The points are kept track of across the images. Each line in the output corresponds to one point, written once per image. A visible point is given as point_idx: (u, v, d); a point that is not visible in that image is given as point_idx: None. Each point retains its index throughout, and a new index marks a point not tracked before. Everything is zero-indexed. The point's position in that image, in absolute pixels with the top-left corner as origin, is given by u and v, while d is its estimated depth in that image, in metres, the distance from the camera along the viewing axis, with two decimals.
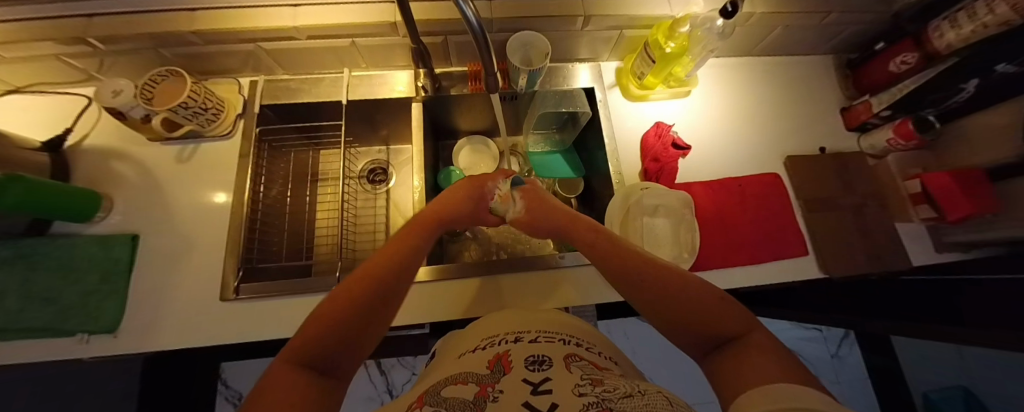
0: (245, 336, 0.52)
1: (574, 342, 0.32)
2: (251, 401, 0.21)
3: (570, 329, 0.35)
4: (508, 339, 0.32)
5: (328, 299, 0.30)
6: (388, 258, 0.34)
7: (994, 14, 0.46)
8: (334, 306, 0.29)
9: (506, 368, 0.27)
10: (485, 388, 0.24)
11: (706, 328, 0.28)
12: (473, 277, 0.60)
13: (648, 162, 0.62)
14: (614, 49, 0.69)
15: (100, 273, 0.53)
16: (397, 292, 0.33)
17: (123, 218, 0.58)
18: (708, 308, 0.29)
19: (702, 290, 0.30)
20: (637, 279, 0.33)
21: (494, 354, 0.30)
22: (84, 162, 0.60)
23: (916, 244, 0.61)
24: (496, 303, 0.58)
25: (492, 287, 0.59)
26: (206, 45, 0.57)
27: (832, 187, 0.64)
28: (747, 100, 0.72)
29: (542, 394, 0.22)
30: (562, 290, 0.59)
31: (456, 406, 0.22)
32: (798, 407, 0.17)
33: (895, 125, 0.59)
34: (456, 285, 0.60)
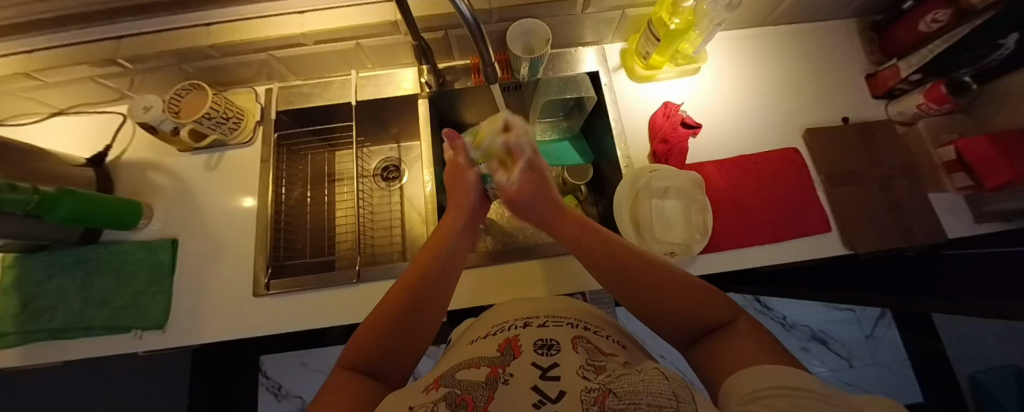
0: (275, 331, 0.56)
1: (582, 325, 0.33)
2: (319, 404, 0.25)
3: (577, 314, 0.36)
4: (517, 324, 0.33)
5: (375, 312, 0.33)
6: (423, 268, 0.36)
7: None
8: (378, 319, 0.32)
9: (515, 352, 0.28)
10: (497, 369, 0.26)
11: (689, 321, 0.29)
12: (487, 266, 0.62)
13: (657, 144, 0.61)
14: (617, 30, 0.67)
15: (147, 275, 0.59)
16: (432, 300, 0.35)
17: (163, 224, 0.63)
18: (696, 298, 0.29)
19: (691, 284, 0.31)
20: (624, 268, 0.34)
21: (504, 338, 0.31)
22: (125, 174, 0.65)
23: (954, 217, 0.57)
24: (511, 291, 0.60)
25: (511, 275, 0.61)
26: (223, 57, 0.60)
27: (856, 158, 0.61)
28: (762, 73, 0.69)
29: (551, 379, 0.23)
30: (575, 276, 0.60)
31: (469, 388, 0.24)
32: (787, 386, 0.18)
33: (926, 89, 0.55)
34: (471, 274, 0.62)
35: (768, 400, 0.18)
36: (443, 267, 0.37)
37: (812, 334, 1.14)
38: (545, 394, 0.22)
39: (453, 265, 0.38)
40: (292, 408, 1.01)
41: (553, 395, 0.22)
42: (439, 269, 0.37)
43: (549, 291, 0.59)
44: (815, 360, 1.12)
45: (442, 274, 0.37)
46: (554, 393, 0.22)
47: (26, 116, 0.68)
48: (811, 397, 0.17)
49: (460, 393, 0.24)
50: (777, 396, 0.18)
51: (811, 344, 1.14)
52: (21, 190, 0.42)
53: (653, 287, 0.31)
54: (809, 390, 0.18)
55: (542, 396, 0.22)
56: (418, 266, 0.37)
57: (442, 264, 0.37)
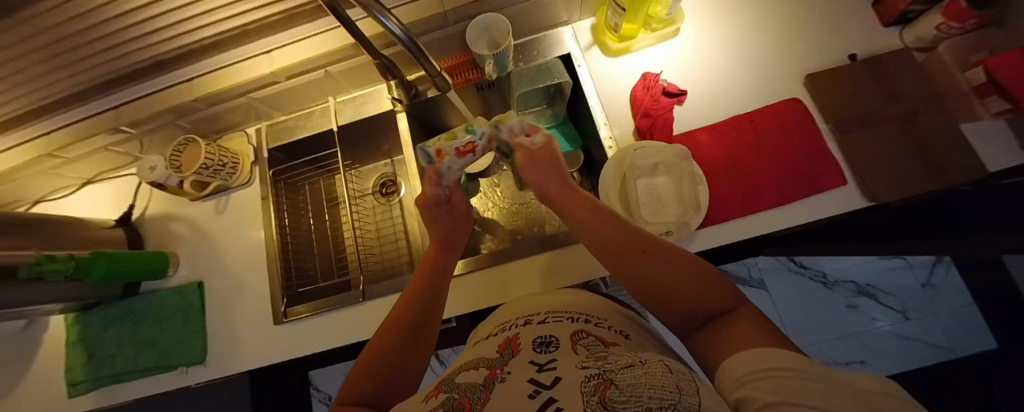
0: (296, 355, 0.59)
1: (583, 319, 0.32)
2: None
3: (581, 307, 0.35)
4: (518, 323, 0.33)
5: (371, 347, 0.34)
6: (412, 302, 0.38)
7: None
8: (371, 355, 0.33)
9: (514, 351, 0.28)
10: (495, 371, 0.26)
11: (692, 307, 0.27)
12: (491, 268, 0.62)
13: (639, 119, 0.58)
14: (584, 5, 0.63)
15: (182, 317, 0.64)
16: (426, 328, 0.37)
17: (188, 269, 0.69)
18: (700, 286, 0.28)
19: (699, 275, 0.28)
20: (621, 248, 0.32)
21: (504, 338, 0.31)
22: (151, 229, 0.71)
23: (990, 146, 0.50)
24: (515, 289, 0.60)
25: (513, 275, 0.61)
26: (210, 108, 0.64)
27: (870, 98, 0.55)
28: (751, 21, 0.63)
29: (548, 371, 0.23)
30: (578, 266, 0.59)
31: (467, 391, 0.24)
32: (784, 366, 0.18)
33: (943, 6, 0.49)
34: (478, 277, 0.63)
35: (757, 383, 0.18)
36: (432, 294, 0.40)
37: (858, 288, 1.06)
38: (540, 384, 0.22)
39: (439, 295, 0.40)
40: None
41: (548, 383, 0.22)
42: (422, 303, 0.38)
43: (550, 285, 0.59)
44: (867, 316, 1.04)
45: (432, 300, 0.39)
46: (550, 382, 0.22)
47: (61, 189, 0.75)
48: (805, 377, 0.17)
49: (458, 396, 0.24)
50: (770, 378, 0.17)
51: (858, 300, 1.05)
52: (59, 258, 0.50)
53: (650, 272, 0.30)
54: (793, 369, 0.17)
55: (537, 386, 0.22)
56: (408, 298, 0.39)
57: (427, 292, 0.40)
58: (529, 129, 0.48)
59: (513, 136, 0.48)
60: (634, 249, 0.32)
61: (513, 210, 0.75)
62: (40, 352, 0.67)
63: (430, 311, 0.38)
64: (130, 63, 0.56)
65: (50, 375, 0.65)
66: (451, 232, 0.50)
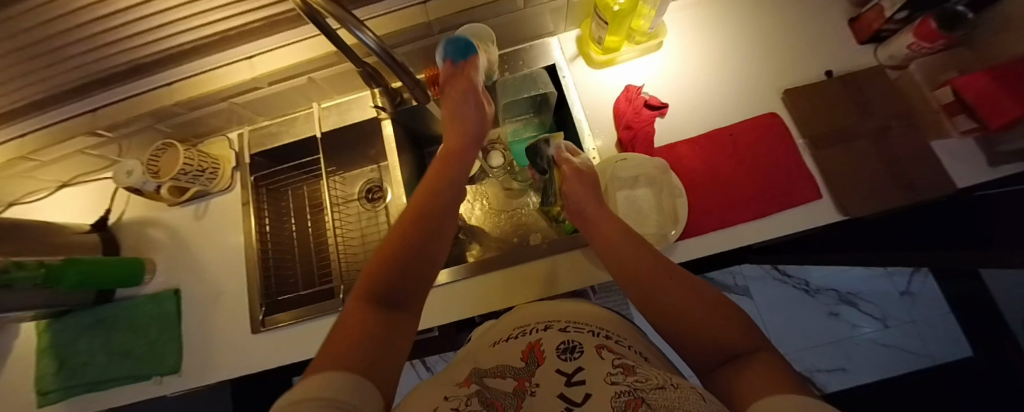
0: (274, 364, 0.58)
1: (604, 334, 0.29)
2: (345, 326, 0.27)
3: (601, 321, 0.32)
4: (540, 327, 0.31)
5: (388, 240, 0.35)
6: (431, 196, 0.39)
7: None
8: (390, 246, 0.34)
9: (539, 360, 0.26)
10: (523, 382, 0.24)
11: (714, 345, 0.27)
12: (479, 276, 0.61)
13: (621, 131, 0.59)
14: (569, 17, 0.63)
15: (157, 325, 0.63)
16: (442, 225, 0.37)
17: (165, 275, 0.67)
18: (720, 323, 0.28)
19: (722, 311, 0.29)
20: (644, 276, 0.35)
21: (527, 343, 0.28)
22: (128, 234, 0.70)
23: (959, 163, 0.52)
24: (502, 299, 0.59)
25: (494, 286, 0.60)
26: (190, 112, 0.63)
27: (845, 115, 0.56)
28: (733, 35, 0.64)
29: (577, 385, 0.22)
30: (563, 275, 0.58)
31: (498, 395, 0.23)
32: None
33: (915, 26, 0.50)
34: (467, 286, 0.61)
35: None
36: (448, 191, 0.41)
37: (839, 296, 1.07)
38: (571, 400, 0.20)
39: (454, 197, 0.41)
40: None
41: (579, 401, 0.20)
42: (429, 211, 0.37)
43: (529, 296, 0.58)
44: (849, 324, 1.06)
45: (448, 205, 0.39)
46: (580, 399, 0.20)
47: (36, 193, 0.73)
48: None
49: (489, 398, 0.23)
50: None
51: (840, 308, 1.07)
52: (28, 266, 0.48)
53: (669, 300, 0.31)
54: None
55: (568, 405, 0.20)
56: (425, 194, 0.39)
57: (446, 192, 0.40)
58: (571, 151, 0.56)
59: (558, 152, 0.56)
60: (654, 274, 0.34)
61: (497, 218, 0.73)
62: (8, 360, 0.65)
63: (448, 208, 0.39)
64: (107, 66, 0.55)
65: (19, 382, 0.63)
66: (470, 125, 0.51)
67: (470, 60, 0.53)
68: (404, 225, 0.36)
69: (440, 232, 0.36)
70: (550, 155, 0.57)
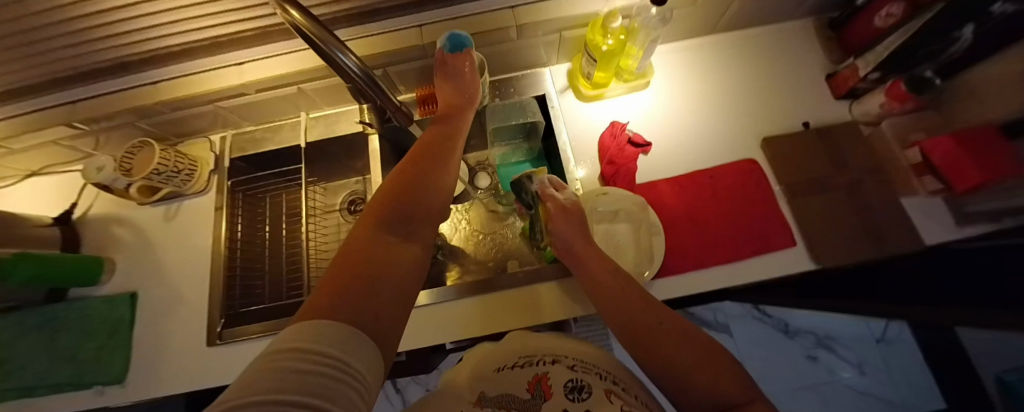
0: (225, 382, 0.55)
1: (610, 378, 0.27)
2: (351, 247, 0.28)
3: (602, 361, 0.30)
4: (547, 359, 0.28)
5: (388, 180, 0.37)
6: (428, 147, 0.43)
7: None
8: (389, 184, 0.36)
9: (545, 395, 0.24)
10: None
11: (711, 390, 0.27)
12: (464, 299, 0.56)
13: (604, 166, 0.60)
14: (561, 50, 0.65)
15: (108, 330, 0.59)
16: (436, 168, 0.40)
17: (124, 276, 0.64)
18: (713, 370, 0.28)
19: (716, 356, 0.30)
20: (633, 310, 0.35)
21: (533, 374, 0.27)
22: (92, 230, 0.67)
23: (930, 220, 0.53)
24: (488, 326, 0.54)
25: (481, 313, 0.55)
26: (173, 112, 0.62)
27: (819, 166, 0.58)
28: (717, 82, 0.66)
29: None
30: (546, 306, 0.54)
31: None
32: None
33: (888, 88, 0.53)
34: (451, 309, 0.56)
35: None
36: (442, 144, 0.44)
37: (818, 340, 1.07)
38: None
39: (447, 148, 0.44)
40: None
41: None
42: (418, 177, 0.37)
43: (515, 325, 0.54)
44: (828, 369, 1.05)
45: (439, 153, 0.42)
46: None
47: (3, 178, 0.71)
48: None
49: None
50: None
51: (818, 352, 1.06)
52: None
53: (661, 339, 0.32)
54: None
55: None
56: (422, 146, 0.43)
57: (441, 147, 0.44)
58: (559, 187, 0.54)
59: (542, 188, 0.54)
60: (642, 305, 0.36)
61: (478, 239, 0.72)
62: None
63: (444, 155, 0.43)
64: (91, 61, 0.54)
65: None
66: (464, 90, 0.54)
67: (461, 55, 0.54)
68: (393, 187, 0.35)
69: (430, 196, 0.36)
70: (534, 190, 0.54)
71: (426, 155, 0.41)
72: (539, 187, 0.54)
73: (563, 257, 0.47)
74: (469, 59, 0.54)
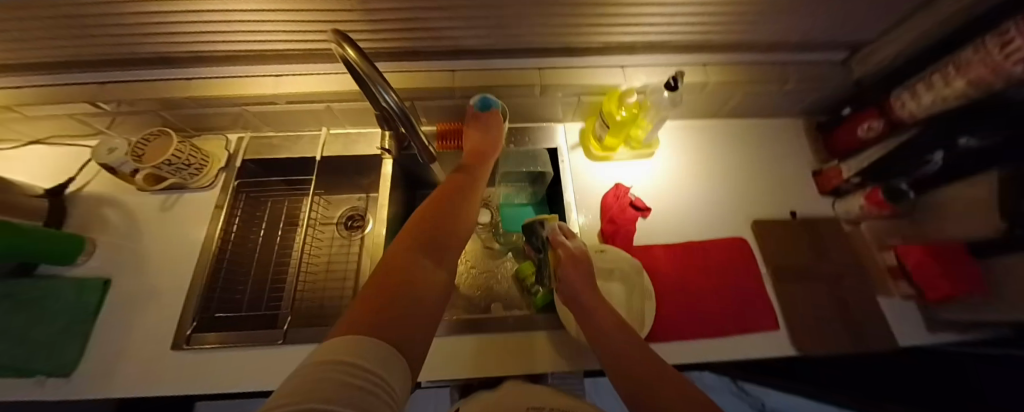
0: (172, 393, 0.49)
1: None
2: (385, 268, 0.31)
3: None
4: None
5: (420, 211, 0.40)
6: (457, 186, 0.47)
7: (952, 88, 0.47)
8: (423, 217, 0.39)
9: None
10: None
11: None
12: (492, 334, 0.55)
13: (605, 224, 0.62)
14: (577, 111, 0.70)
15: (69, 315, 0.54)
16: (461, 208, 0.43)
17: (101, 261, 0.61)
18: None
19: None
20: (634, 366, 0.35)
21: None
22: (81, 208, 0.65)
23: (903, 322, 0.55)
24: (513, 365, 0.52)
25: (505, 352, 0.53)
26: (199, 108, 0.64)
27: (805, 255, 0.61)
28: (715, 162, 0.72)
29: None
30: (548, 355, 0.53)
31: None
32: None
33: (866, 192, 0.59)
34: (475, 344, 0.54)
35: None
36: (467, 186, 0.48)
37: None
38: None
39: (472, 188, 0.48)
40: None
41: None
42: (447, 211, 0.41)
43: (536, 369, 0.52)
44: None
45: (466, 195, 0.46)
46: None
47: (8, 142, 0.71)
48: None
49: None
50: None
51: None
52: None
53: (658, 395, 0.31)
54: None
55: None
56: (451, 185, 0.47)
57: (466, 187, 0.48)
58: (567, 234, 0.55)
59: (553, 234, 0.54)
60: (641, 361, 0.35)
61: (470, 272, 0.70)
62: None
63: (469, 195, 0.46)
64: (136, 52, 0.57)
65: None
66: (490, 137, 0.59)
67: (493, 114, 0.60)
68: (423, 222, 0.38)
69: (454, 231, 0.39)
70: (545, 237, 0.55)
71: (454, 193, 0.45)
72: (551, 234, 0.55)
73: (567, 302, 0.46)
74: (499, 119, 0.61)
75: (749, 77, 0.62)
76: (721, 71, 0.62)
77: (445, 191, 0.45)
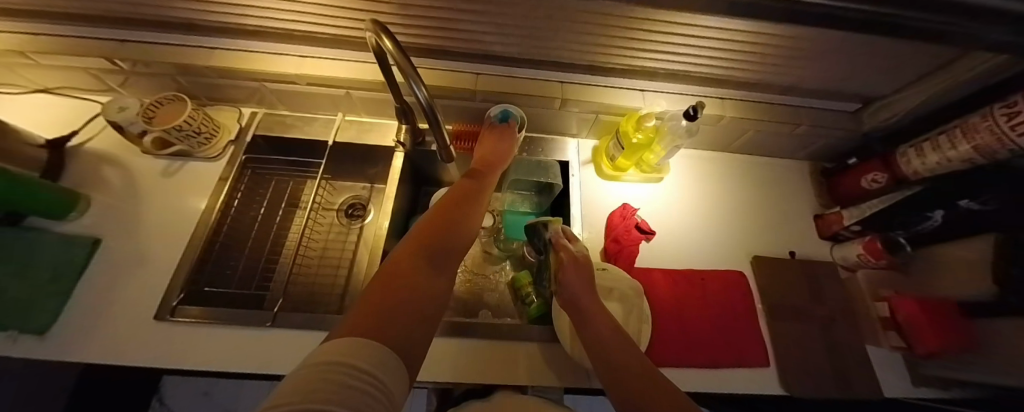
0: (147, 365, 0.47)
1: None
2: (384, 276, 0.30)
3: None
4: None
5: (427, 218, 0.40)
6: (464, 194, 0.46)
7: (957, 150, 0.49)
8: (431, 223, 0.39)
9: None
10: None
11: None
12: (488, 341, 0.54)
13: (609, 242, 0.62)
14: (592, 128, 0.71)
15: (50, 272, 0.52)
16: (466, 215, 0.43)
17: (93, 220, 0.60)
18: None
19: None
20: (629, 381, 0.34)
21: None
22: (81, 163, 0.64)
23: (889, 373, 0.57)
24: (507, 375, 0.51)
25: (500, 361, 0.52)
26: (218, 79, 0.63)
27: (802, 296, 0.62)
28: (721, 194, 0.73)
29: None
30: (540, 368, 0.52)
31: None
32: None
33: (863, 242, 0.60)
34: (471, 348, 0.54)
35: None
36: (474, 193, 0.48)
37: None
38: None
39: (477, 197, 0.47)
40: None
41: None
42: (455, 219, 0.41)
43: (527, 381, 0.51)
44: None
45: (471, 202, 0.46)
46: None
47: (10, 87, 0.69)
48: None
49: None
50: None
51: None
52: None
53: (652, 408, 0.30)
54: None
55: None
56: (458, 192, 0.47)
57: (472, 196, 0.47)
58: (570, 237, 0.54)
59: (557, 237, 0.54)
60: (637, 375, 0.34)
61: (465, 275, 0.69)
62: None
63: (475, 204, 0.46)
64: (163, 15, 0.56)
65: None
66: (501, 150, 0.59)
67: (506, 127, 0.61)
68: (432, 230, 0.38)
69: (458, 239, 0.39)
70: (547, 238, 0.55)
71: (461, 200, 0.45)
72: (554, 236, 0.54)
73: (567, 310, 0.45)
74: (512, 134, 0.61)
75: (763, 116, 0.64)
76: (737, 107, 0.64)
77: (451, 198, 0.44)
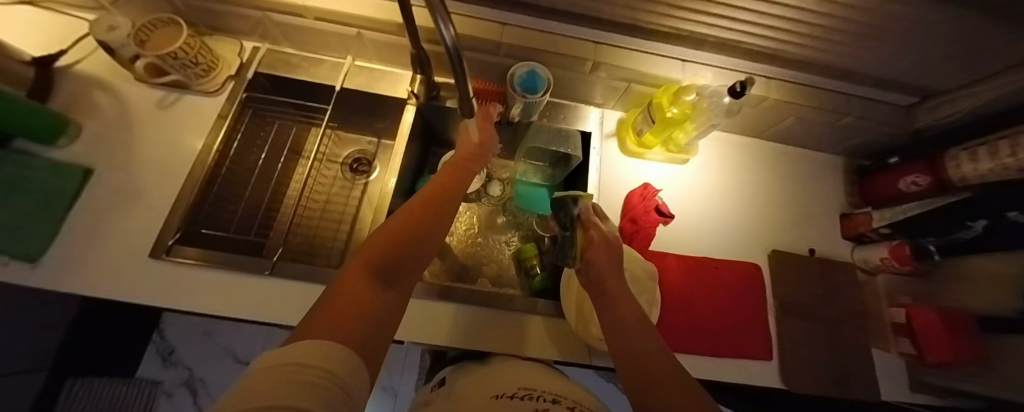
0: (140, 302, 0.46)
1: None
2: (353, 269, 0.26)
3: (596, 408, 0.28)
4: (547, 397, 0.27)
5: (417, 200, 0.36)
6: (453, 178, 0.42)
7: (1017, 158, 0.44)
8: (421, 206, 0.34)
9: None
10: None
11: None
12: (480, 308, 0.53)
13: (625, 222, 0.59)
14: (622, 99, 0.66)
15: (45, 198, 0.49)
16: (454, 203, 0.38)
17: (84, 148, 0.56)
18: None
19: None
20: (640, 366, 0.31)
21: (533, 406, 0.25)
22: (70, 85, 0.60)
23: (890, 378, 0.56)
24: (495, 343, 0.50)
25: (492, 328, 0.51)
26: (217, 4, 0.58)
27: (817, 295, 0.60)
28: (747, 182, 0.69)
29: None
30: (535, 341, 0.51)
31: None
32: None
33: (891, 246, 0.57)
34: (460, 314, 0.52)
35: None
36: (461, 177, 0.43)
37: None
38: None
39: (465, 182, 0.43)
40: (173, 381, 0.86)
41: None
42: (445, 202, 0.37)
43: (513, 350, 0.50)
44: None
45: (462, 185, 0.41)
46: None
47: None
48: None
49: None
50: None
51: None
52: None
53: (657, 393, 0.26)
54: None
55: None
56: (449, 176, 0.42)
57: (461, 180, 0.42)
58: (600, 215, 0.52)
59: (586, 215, 0.51)
60: (647, 360, 0.31)
61: (465, 241, 0.67)
62: None
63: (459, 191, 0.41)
64: None
65: None
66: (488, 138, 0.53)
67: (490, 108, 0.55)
68: (420, 212, 0.33)
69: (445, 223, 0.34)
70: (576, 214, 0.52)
71: (448, 184, 0.40)
72: (583, 213, 0.52)
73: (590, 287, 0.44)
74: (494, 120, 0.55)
75: (809, 101, 0.59)
76: (783, 89, 0.59)
77: (437, 184, 0.39)
